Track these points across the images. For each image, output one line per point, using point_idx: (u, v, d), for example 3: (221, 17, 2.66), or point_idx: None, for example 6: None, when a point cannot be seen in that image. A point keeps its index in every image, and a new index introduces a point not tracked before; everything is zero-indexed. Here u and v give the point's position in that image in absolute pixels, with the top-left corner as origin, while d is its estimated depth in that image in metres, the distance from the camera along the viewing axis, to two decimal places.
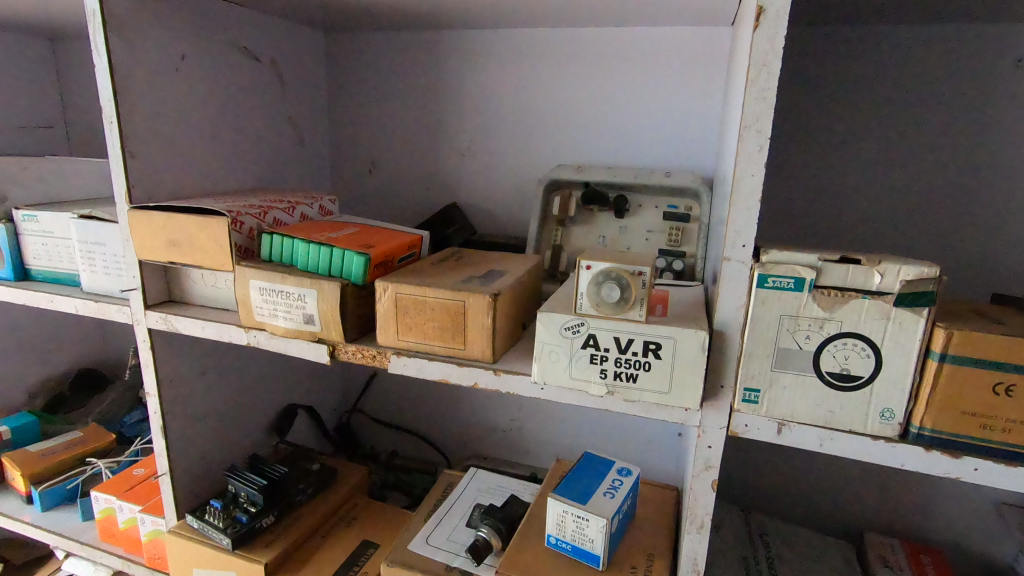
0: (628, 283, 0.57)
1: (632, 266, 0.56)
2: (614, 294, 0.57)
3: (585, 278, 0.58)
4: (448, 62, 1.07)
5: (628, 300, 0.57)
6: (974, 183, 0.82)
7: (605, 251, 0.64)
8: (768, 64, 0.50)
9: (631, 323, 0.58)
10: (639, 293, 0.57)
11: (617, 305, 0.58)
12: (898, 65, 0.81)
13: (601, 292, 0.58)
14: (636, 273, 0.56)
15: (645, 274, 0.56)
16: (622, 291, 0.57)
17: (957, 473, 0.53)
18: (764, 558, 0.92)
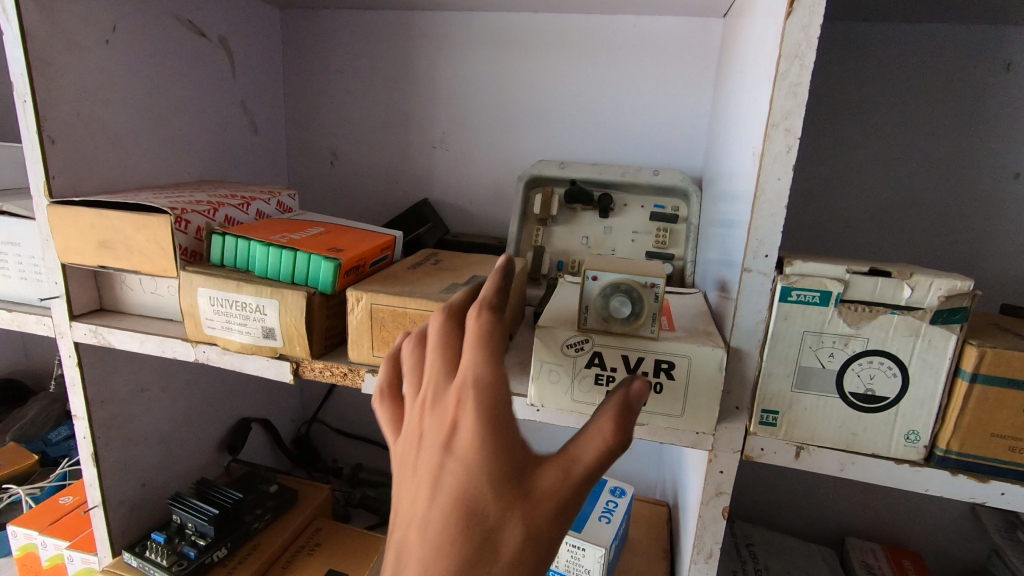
0: (638, 296, 0.51)
1: (645, 277, 0.51)
2: (625, 308, 0.51)
3: (591, 291, 0.53)
4: (419, 45, 0.99)
5: (638, 316, 0.52)
6: (963, 187, 0.81)
7: (608, 258, 0.58)
8: (801, 55, 0.45)
9: (641, 341, 0.52)
10: (652, 309, 0.52)
11: (625, 322, 0.52)
12: (892, 66, 0.79)
13: (609, 306, 0.52)
14: (649, 286, 0.51)
15: (658, 287, 0.51)
16: (633, 305, 0.52)
17: (983, 497, 0.50)
18: (752, 571, 0.89)
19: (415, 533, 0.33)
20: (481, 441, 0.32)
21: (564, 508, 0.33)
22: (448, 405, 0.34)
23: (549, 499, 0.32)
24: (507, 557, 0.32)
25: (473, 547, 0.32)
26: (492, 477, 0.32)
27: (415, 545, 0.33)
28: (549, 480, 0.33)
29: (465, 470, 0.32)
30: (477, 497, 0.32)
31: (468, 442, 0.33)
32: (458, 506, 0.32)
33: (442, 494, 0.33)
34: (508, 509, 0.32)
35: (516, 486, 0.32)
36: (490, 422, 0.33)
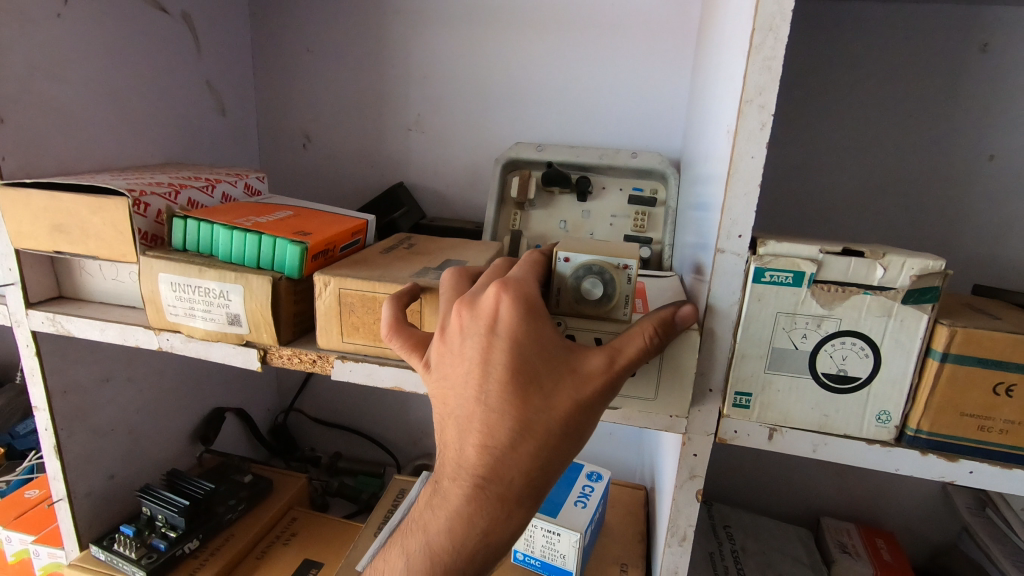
0: (611, 278, 0.50)
1: (617, 258, 0.50)
2: (597, 290, 0.50)
3: (562, 273, 0.51)
4: (393, 24, 0.96)
5: (611, 299, 0.51)
6: (937, 170, 0.81)
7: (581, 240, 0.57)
8: (775, 28, 0.44)
9: (613, 324, 0.52)
10: (624, 291, 0.51)
11: (597, 304, 0.51)
12: (870, 46, 0.78)
13: (580, 288, 0.51)
14: (622, 268, 0.50)
15: (630, 268, 0.50)
16: (606, 287, 0.50)
17: (951, 476, 0.51)
18: (729, 553, 0.90)
19: (477, 394, 0.42)
20: (530, 326, 0.42)
21: (610, 382, 0.43)
22: (494, 299, 0.43)
23: (599, 374, 0.42)
24: (561, 411, 0.41)
25: (533, 405, 0.41)
26: (542, 350, 0.42)
27: (476, 405, 0.42)
28: (596, 360, 0.43)
29: (516, 344, 0.42)
30: (531, 367, 0.41)
31: (516, 326, 0.42)
32: (515, 373, 0.41)
33: (499, 361, 0.42)
34: (561, 377, 0.42)
35: (565, 361, 0.42)
36: (538, 314, 0.43)
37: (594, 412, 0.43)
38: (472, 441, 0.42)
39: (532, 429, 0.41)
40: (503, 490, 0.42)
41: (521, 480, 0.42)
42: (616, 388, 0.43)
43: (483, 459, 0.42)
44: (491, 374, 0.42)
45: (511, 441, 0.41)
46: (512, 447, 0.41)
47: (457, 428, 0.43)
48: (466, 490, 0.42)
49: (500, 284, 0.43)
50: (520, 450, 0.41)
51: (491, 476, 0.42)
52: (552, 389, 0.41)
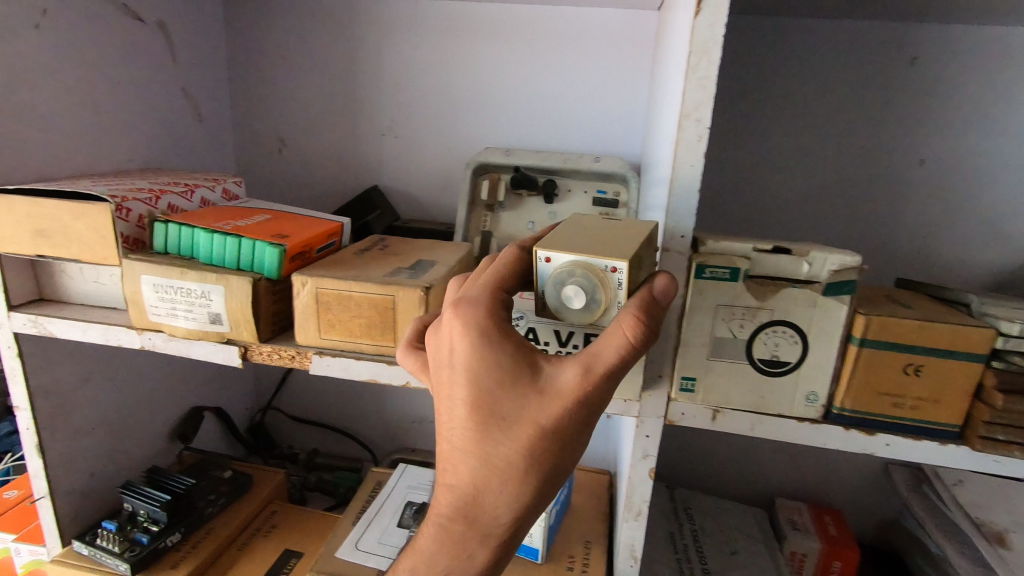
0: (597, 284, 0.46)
1: (604, 261, 0.46)
2: (580, 298, 0.47)
3: (545, 277, 0.48)
4: (365, 33, 0.99)
5: (599, 306, 0.47)
6: (873, 174, 0.88)
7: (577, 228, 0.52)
8: (708, 51, 0.49)
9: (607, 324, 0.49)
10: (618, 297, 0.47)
11: (582, 315, 0.48)
12: (811, 59, 0.85)
13: (564, 295, 0.48)
14: (607, 270, 0.46)
15: (619, 271, 0.46)
16: (591, 294, 0.47)
17: (871, 449, 0.56)
18: (688, 532, 0.96)
19: (449, 416, 0.44)
20: (484, 354, 0.42)
21: (580, 400, 0.41)
22: (449, 327, 0.44)
23: (565, 391, 0.41)
24: (526, 429, 0.41)
25: (497, 429, 0.42)
26: (500, 376, 0.42)
27: (449, 428, 0.44)
28: (561, 378, 0.41)
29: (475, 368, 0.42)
30: (490, 389, 0.42)
31: (470, 358, 0.42)
32: (476, 397, 0.42)
33: (461, 383, 0.43)
34: (522, 405, 0.41)
35: (529, 380, 0.42)
36: (490, 340, 0.42)
37: (568, 431, 0.42)
38: (450, 464, 0.44)
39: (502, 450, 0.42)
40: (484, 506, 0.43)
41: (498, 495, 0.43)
42: (593, 403, 0.41)
43: (463, 477, 0.43)
44: (451, 408, 0.43)
45: (483, 460, 0.42)
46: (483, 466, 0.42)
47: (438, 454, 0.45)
48: (447, 517, 0.44)
49: (452, 310, 0.44)
50: (491, 477, 0.43)
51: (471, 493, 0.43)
52: (514, 418, 0.41)
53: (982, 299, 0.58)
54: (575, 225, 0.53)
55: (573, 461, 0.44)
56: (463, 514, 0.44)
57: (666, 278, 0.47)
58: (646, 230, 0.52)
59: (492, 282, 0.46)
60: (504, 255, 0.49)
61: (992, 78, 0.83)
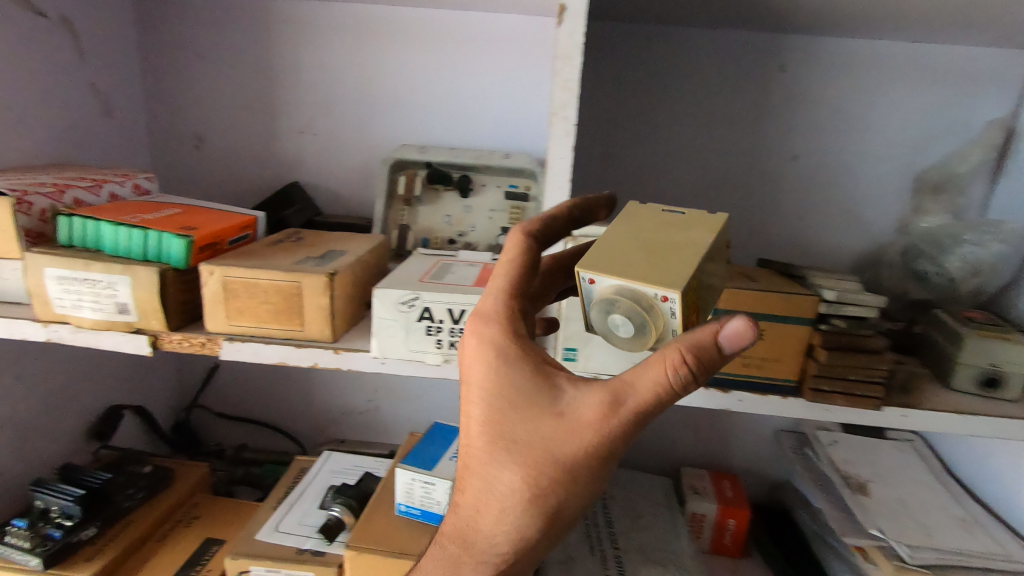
0: (643, 313, 0.42)
1: (652, 289, 0.41)
2: (625, 328, 0.42)
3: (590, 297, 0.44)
4: (281, 32, 1.02)
5: (649, 334, 0.43)
6: (749, 169, 0.99)
7: (635, 233, 0.46)
8: (570, 56, 0.56)
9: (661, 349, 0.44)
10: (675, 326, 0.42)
11: (630, 343, 0.44)
12: (693, 65, 0.94)
13: (608, 320, 0.44)
14: (658, 297, 0.41)
15: (672, 301, 0.41)
16: (638, 324, 0.42)
17: (726, 405, 0.65)
18: (599, 500, 1.04)
19: (469, 429, 0.47)
20: (500, 371, 0.46)
21: (598, 428, 0.42)
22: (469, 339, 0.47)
23: (584, 416, 0.43)
24: (538, 448, 0.44)
25: (512, 445, 0.45)
26: (516, 395, 0.45)
27: (469, 440, 0.47)
28: (580, 403, 0.43)
29: (493, 385, 0.46)
30: (506, 406, 0.45)
31: (489, 375, 0.46)
32: (493, 413, 0.45)
33: (480, 397, 0.46)
34: (537, 426, 0.44)
35: (548, 403, 0.44)
36: (507, 359, 0.45)
37: (582, 458, 0.43)
38: (469, 473, 0.47)
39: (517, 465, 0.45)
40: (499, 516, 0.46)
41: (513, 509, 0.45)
42: (614, 433, 0.42)
43: (480, 487, 0.46)
44: (469, 421, 0.47)
45: (498, 473, 0.45)
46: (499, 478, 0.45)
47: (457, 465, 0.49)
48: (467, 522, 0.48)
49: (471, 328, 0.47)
50: (502, 493, 0.45)
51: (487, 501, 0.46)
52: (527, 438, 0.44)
53: (816, 273, 0.68)
54: (634, 225, 0.47)
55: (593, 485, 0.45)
56: (476, 521, 0.47)
57: (740, 324, 0.40)
58: (714, 235, 0.46)
59: (508, 290, 0.48)
60: (506, 249, 0.49)
61: (847, 85, 0.95)
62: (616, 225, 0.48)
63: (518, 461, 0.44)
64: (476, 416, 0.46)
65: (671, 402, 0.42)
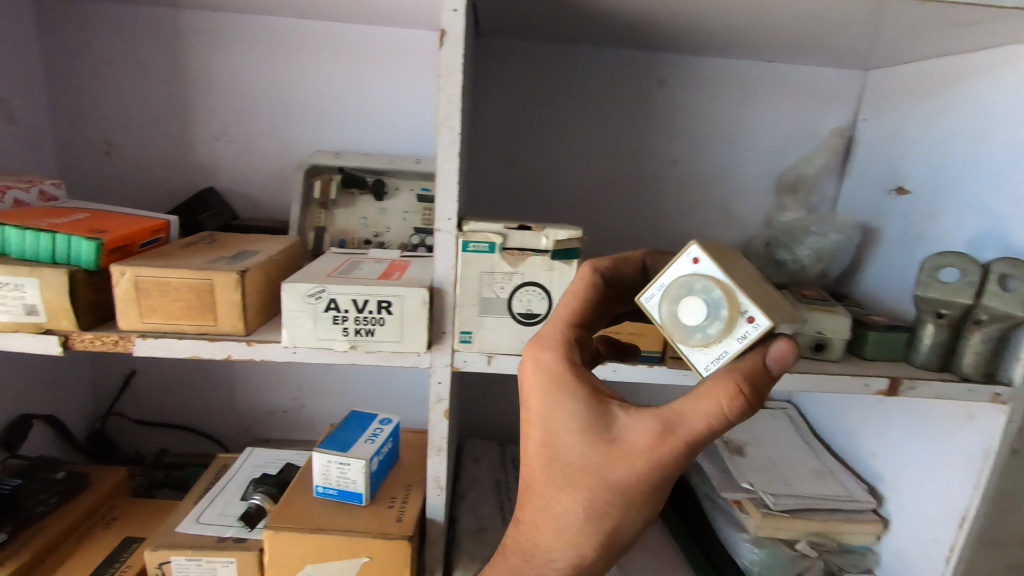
0: (722, 311, 0.50)
1: (746, 306, 0.50)
2: (697, 310, 0.51)
3: (686, 273, 0.52)
4: (192, 42, 1.04)
5: (708, 334, 0.51)
6: (637, 172, 1.11)
7: (743, 267, 0.56)
8: (452, 75, 0.64)
9: (704, 352, 0.52)
10: (728, 344, 0.51)
11: (688, 328, 0.52)
12: (583, 79, 1.05)
13: (685, 299, 0.52)
14: (746, 318, 0.50)
15: (756, 326, 0.50)
16: (708, 316, 0.50)
17: (603, 375, 0.75)
18: (513, 478, 1.12)
19: (533, 449, 0.57)
20: (556, 399, 0.55)
21: (646, 452, 0.51)
22: (529, 367, 0.58)
23: (634, 441, 0.52)
24: (591, 466, 0.53)
25: (568, 462, 0.54)
26: (572, 420, 0.54)
27: (533, 458, 0.57)
28: (630, 429, 0.52)
29: (551, 411, 0.56)
30: (562, 429, 0.55)
31: (548, 402, 0.56)
32: (551, 435, 0.55)
33: (540, 422, 0.56)
34: (592, 451, 0.53)
35: (601, 429, 0.53)
36: (561, 387, 0.55)
37: (633, 478, 0.52)
38: (533, 486, 0.57)
39: (574, 480, 0.54)
40: (559, 524, 0.55)
41: (572, 518, 0.55)
42: (662, 456, 0.51)
43: (543, 500, 0.56)
44: (531, 442, 0.57)
45: (558, 486, 0.55)
46: (559, 491, 0.55)
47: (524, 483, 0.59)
48: (533, 527, 0.57)
49: (531, 357, 0.58)
50: (563, 506, 0.55)
51: (547, 510, 0.56)
52: (583, 462, 0.53)
53: None
54: (741, 263, 0.57)
55: (643, 502, 0.53)
56: (542, 528, 0.56)
57: (784, 348, 0.50)
58: (796, 310, 0.55)
59: (567, 322, 0.60)
60: (576, 284, 0.62)
61: (716, 98, 1.09)
62: (729, 253, 0.57)
63: (576, 478, 0.53)
64: (538, 439, 0.56)
65: (716, 434, 0.50)
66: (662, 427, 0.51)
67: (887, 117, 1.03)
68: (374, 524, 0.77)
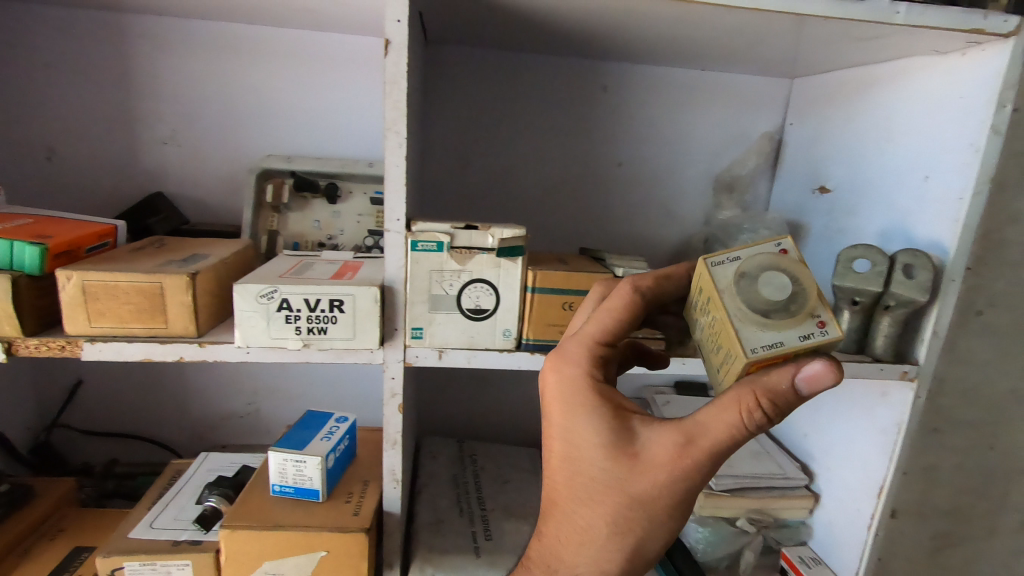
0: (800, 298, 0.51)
1: (822, 310, 0.52)
2: (778, 284, 0.51)
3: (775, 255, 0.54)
4: (138, 46, 1.04)
5: (776, 316, 0.51)
6: (583, 174, 1.16)
7: None
8: (398, 82, 0.67)
9: (761, 333, 0.51)
10: (785, 337, 0.51)
11: (761, 299, 0.51)
12: (530, 86, 1.10)
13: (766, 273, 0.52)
14: (816, 322, 0.51)
15: (826, 331, 0.51)
16: (786, 297, 0.51)
17: None
18: (471, 472, 1.15)
19: (556, 463, 0.61)
20: (579, 415, 0.59)
21: (668, 464, 0.55)
22: (555, 384, 0.62)
23: (657, 454, 0.55)
24: (614, 479, 0.56)
25: (592, 475, 0.57)
26: (595, 435, 0.58)
27: (556, 471, 0.61)
28: (653, 443, 0.55)
29: (576, 426, 0.59)
30: (584, 443, 0.58)
31: (571, 418, 0.59)
32: (573, 449, 0.59)
33: (563, 437, 0.60)
34: (616, 466, 0.56)
35: (624, 443, 0.57)
36: (584, 403, 0.59)
37: (655, 488, 0.55)
38: (556, 498, 0.60)
39: (596, 493, 0.57)
40: (582, 533, 0.58)
41: (596, 529, 0.58)
42: (684, 467, 0.54)
43: (566, 511, 0.60)
44: (554, 456, 0.61)
45: (581, 498, 0.58)
46: (583, 503, 0.58)
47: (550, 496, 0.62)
48: (556, 536, 0.61)
49: (555, 374, 0.62)
50: (587, 517, 0.58)
51: (570, 521, 0.59)
52: (607, 478, 0.56)
53: (612, 256, 0.88)
54: None
55: (667, 512, 0.56)
56: (566, 538, 0.60)
57: (822, 367, 0.50)
58: None
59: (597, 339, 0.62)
60: (616, 300, 0.62)
61: (656, 105, 1.15)
62: None
63: (600, 490, 0.57)
64: (563, 454, 0.60)
65: (736, 445, 0.54)
66: (683, 439, 0.54)
67: (810, 122, 1.11)
68: (331, 518, 0.79)
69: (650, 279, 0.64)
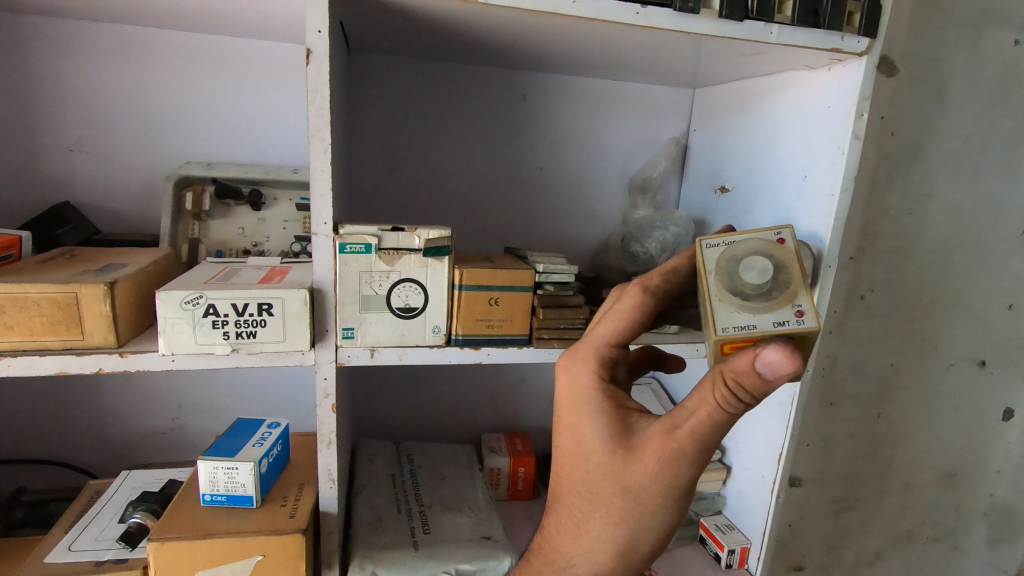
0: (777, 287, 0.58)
1: (800, 300, 0.59)
2: (758, 272, 0.58)
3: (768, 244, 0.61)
4: (37, 49, 0.99)
5: (754, 300, 0.58)
6: (507, 178, 1.21)
7: None
8: (320, 90, 0.69)
9: (736, 315, 0.59)
10: (760, 321, 0.58)
11: (742, 283, 0.59)
12: (452, 94, 1.14)
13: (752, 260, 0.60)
14: (793, 310, 0.58)
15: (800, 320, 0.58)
16: (765, 284, 0.58)
17: (479, 358, 0.83)
18: (408, 471, 1.17)
19: (563, 457, 0.66)
20: (582, 412, 0.64)
21: (658, 454, 0.59)
22: (563, 383, 0.67)
23: (648, 445, 0.59)
24: (611, 470, 0.61)
25: (592, 467, 0.63)
26: (594, 430, 0.63)
27: (563, 464, 0.66)
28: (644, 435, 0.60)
29: (578, 422, 0.64)
30: (586, 437, 0.63)
31: (574, 415, 0.65)
32: (577, 444, 0.64)
33: (569, 432, 0.65)
34: (613, 458, 0.61)
35: (620, 436, 0.61)
36: (587, 400, 0.64)
37: (648, 478, 0.60)
38: (564, 489, 0.66)
39: (595, 483, 0.62)
40: (586, 519, 0.64)
41: (597, 516, 0.63)
42: (673, 456, 0.58)
43: (571, 500, 0.65)
44: (561, 450, 0.66)
45: (583, 488, 0.64)
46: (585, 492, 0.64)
47: (557, 490, 0.68)
48: (564, 523, 0.67)
49: (563, 374, 0.67)
50: (589, 505, 0.64)
51: (575, 510, 0.65)
52: (603, 471, 0.61)
53: (534, 253, 0.93)
54: None
55: (663, 500, 0.60)
56: (573, 524, 0.65)
57: (777, 354, 0.51)
58: None
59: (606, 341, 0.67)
60: (624, 301, 0.67)
61: (573, 112, 1.22)
62: None
63: (598, 479, 0.62)
64: (568, 448, 0.65)
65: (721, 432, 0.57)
66: (669, 428, 0.59)
67: (711, 129, 1.22)
68: (267, 522, 0.79)
69: (657, 280, 0.68)
